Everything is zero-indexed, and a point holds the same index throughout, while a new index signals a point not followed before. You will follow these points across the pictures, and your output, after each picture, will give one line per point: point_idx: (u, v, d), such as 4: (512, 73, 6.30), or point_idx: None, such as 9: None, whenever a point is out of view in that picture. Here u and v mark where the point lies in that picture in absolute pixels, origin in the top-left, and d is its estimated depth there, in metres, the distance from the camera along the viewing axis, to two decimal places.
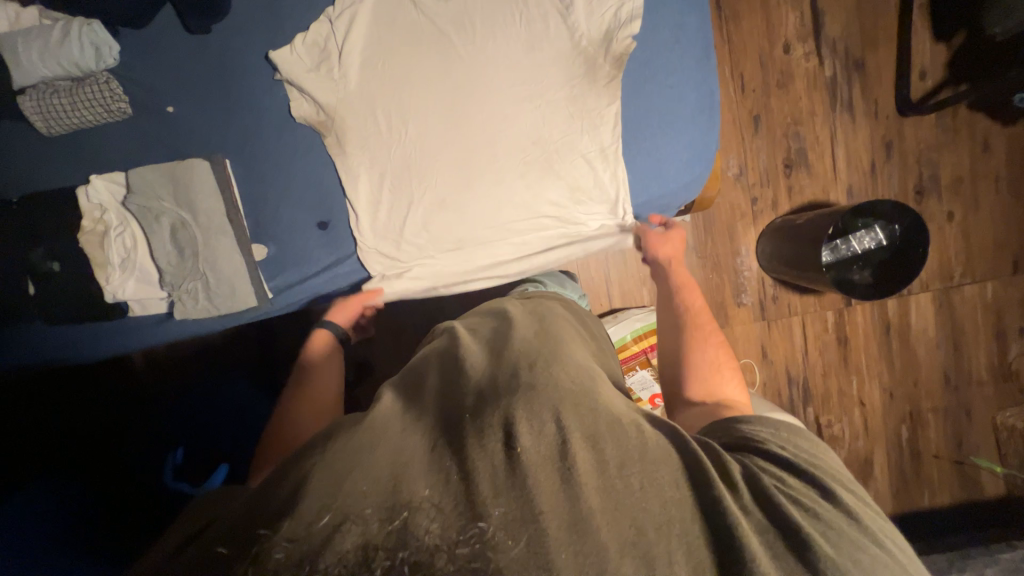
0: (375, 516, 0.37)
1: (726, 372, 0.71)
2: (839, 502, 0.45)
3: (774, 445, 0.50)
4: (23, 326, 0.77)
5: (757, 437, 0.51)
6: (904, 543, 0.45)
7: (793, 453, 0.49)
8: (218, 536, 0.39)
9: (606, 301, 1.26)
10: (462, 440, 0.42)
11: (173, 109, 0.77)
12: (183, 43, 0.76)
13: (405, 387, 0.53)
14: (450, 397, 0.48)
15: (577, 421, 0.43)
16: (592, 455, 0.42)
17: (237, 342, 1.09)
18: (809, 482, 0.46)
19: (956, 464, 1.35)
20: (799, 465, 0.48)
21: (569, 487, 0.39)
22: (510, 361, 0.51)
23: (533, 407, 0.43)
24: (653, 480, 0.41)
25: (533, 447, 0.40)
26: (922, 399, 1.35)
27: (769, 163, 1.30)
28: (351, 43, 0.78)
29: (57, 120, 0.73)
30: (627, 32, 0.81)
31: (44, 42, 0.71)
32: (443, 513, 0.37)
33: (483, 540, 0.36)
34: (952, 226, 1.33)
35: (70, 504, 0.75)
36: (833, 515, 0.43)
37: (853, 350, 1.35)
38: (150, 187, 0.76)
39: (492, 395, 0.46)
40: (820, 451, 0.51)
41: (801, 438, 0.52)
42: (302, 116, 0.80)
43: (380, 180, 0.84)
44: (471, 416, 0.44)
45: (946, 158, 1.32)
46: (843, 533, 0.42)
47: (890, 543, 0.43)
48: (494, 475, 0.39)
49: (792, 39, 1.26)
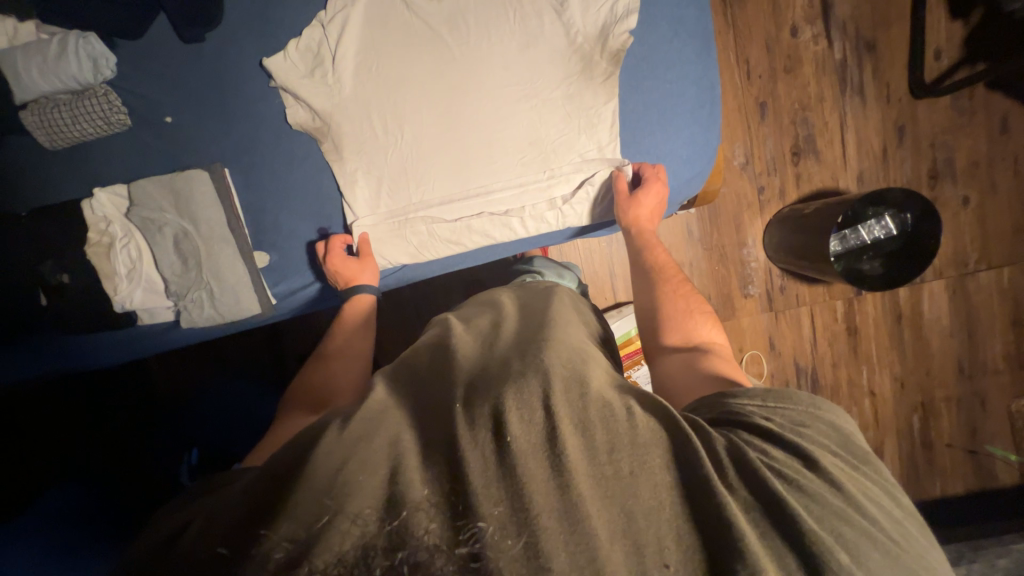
0: (373, 517, 0.36)
1: (702, 319, 0.71)
2: (825, 473, 0.42)
3: (760, 418, 0.46)
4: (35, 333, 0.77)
5: (742, 410, 0.47)
6: (894, 506, 0.43)
7: (781, 424, 0.46)
8: (215, 531, 0.38)
9: (611, 295, 1.25)
10: (454, 431, 0.40)
11: (172, 119, 0.78)
12: (178, 51, 0.76)
13: (398, 374, 0.52)
14: (438, 387, 0.47)
15: (567, 404, 0.42)
16: (583, 440, 0.40)
17: (247, 344, 1.12)
18: (799, 455, 0.43)
19: (970, 454, 1.34)
20: (788, 437, 0.44)
21: (560, 475, 0.38)
22: (501, 354, 0.51)
23: (523, 395, 0.42)
24: (644, 463, 0.40)
25: (522, 436, 0.39)
26: (935, 388, 1.33)
27: (776, 151, 1.27)
28: (343, 47, 0.77)
29: (60, 134, 0.74)
30: (624, 27, 0.79)
31: (43, 57, 0.70)
32: (440, 513, 0.36)
33: (482, 540, 0.35)
34: (968, 211, 1.29)
35: (74, 502, 0.76)
36: (820, 488, 0.41)
37: (864, 340, 1.33)
38: (152, 198, 0.77)
39: (482, 384, 0.45)
40: (811, 417, 0.47)
41: (790, 406, 0.48)
42: (297, 122, 0.80)
43: (377, 187, 0.84)
44: (462, 405, 0.43)
45: (962, 141, 1.28)
46: (831, 506, 0.40)
47: (878, 513, 0.41)
48: (486, 467, 0.38)
49: (800, 21, 1.22)
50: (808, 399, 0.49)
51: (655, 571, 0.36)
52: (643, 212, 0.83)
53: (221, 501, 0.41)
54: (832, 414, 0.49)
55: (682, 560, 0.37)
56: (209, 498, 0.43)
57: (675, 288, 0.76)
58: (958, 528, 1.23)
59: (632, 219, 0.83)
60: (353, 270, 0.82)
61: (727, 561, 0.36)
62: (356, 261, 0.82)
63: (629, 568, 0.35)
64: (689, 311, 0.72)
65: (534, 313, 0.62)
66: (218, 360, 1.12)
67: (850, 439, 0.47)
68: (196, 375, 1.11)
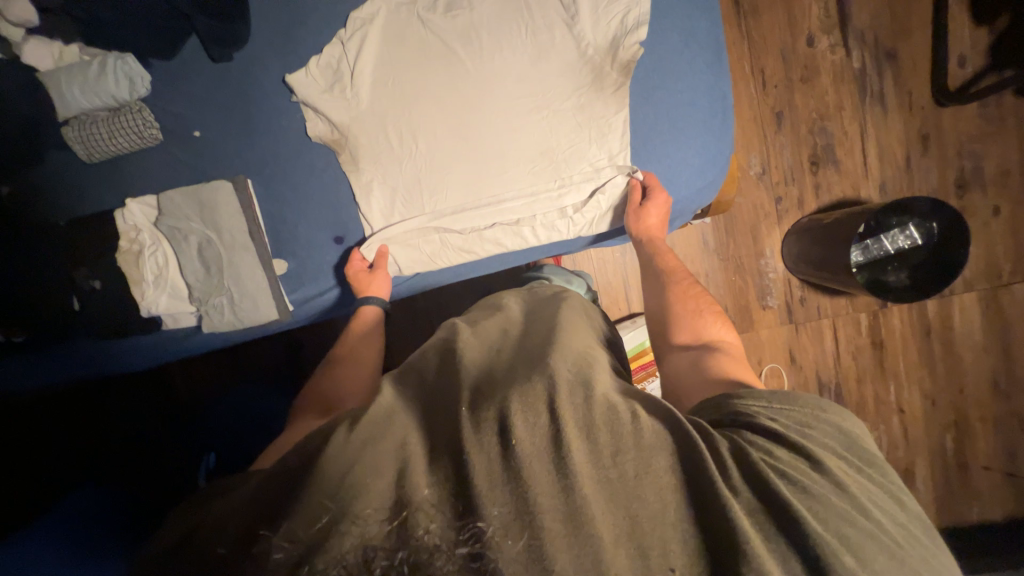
0: (375, 516, 0.36)
1: (711, 317, 0.70)
2: (830, 473, 0.40)
3: (765, 418, 0.44)
4: (67, 340, 0.81)
5: (746, 410, 0.46)
6: (899, 507, 0.41)
7: (787, 424, 0.44)
8: (222, 530, 0.39)
9: (625, 306, 1.24)
10: (459, 436, 0.40)
11: (199, 133, 0.82)
12: (207, 70, 0.81)
13: (407, 376, 0.53)
14: (444, 391, 0.48)
15: (571, 406, 0.42)
16: (587, 444, 0.40)
17: (266, 350, 1.15)
18: (804, 455, 0.41)
19: (1009, 477, 1.26)
20: (795, 439, 0.42)
21: (565, 478, 0.37)
22: (506, 359, 0.52)
23: (528, 398, 0.42)
24: (648, 467, 0.39)
25: (527, 439, 0.39)
26: (969, 406, 1.27)
27: (793, 161, 1.25)
28: (361, 63, 0.81)
29: (97, 148, 0.78)
30: (634, 38, 0.80)
31: (83, 77, 0.75)
32: (443, 513, 0.37)
33: (483, 540, 0.35)
34: (999, 221, 1.24)
35: (98, 502, 0.78)
36: (824, 489, 0.39)
37: (890, 354, 1.28)
38: (177, 208, 0.80)
39: (487, 390, 0.45)
40: (817, 418, 0.46)
41: (800, 407, 0.46)
42: (317, 135, 0.83)
43: (392, 197, 0.87)
44: (469, 409, 0.43)
45: (990, 149, 1.24)
46: (837, 509, 0.38)
47: (883, 516, 0.39)
48: (491, 470, 0.38)
49: (816, 31, 1.21)
50: (817, 401, 0.47)
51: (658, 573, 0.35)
52: (654, 220, 0.83)
53: (232, 501, 0.42)
54: (840, 415, 0.47)
55: (687, 564, 0.36)
56: (220, 503, 0.43)
57: (683, 290, 0.76)
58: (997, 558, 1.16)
59: (643, 233, 0.84)
60: (364, 281, 0.84)
61: (729, 562, 0.35)
62: (369, 272, 0.85)
63: (631, 569, 0.35)
64: (698, 311, 0.71)
65: (541, 317, 0.62)
66: (236, 367, 1.15)
67: (856, 439, 0.45)
68: (215, 380, 1.14)
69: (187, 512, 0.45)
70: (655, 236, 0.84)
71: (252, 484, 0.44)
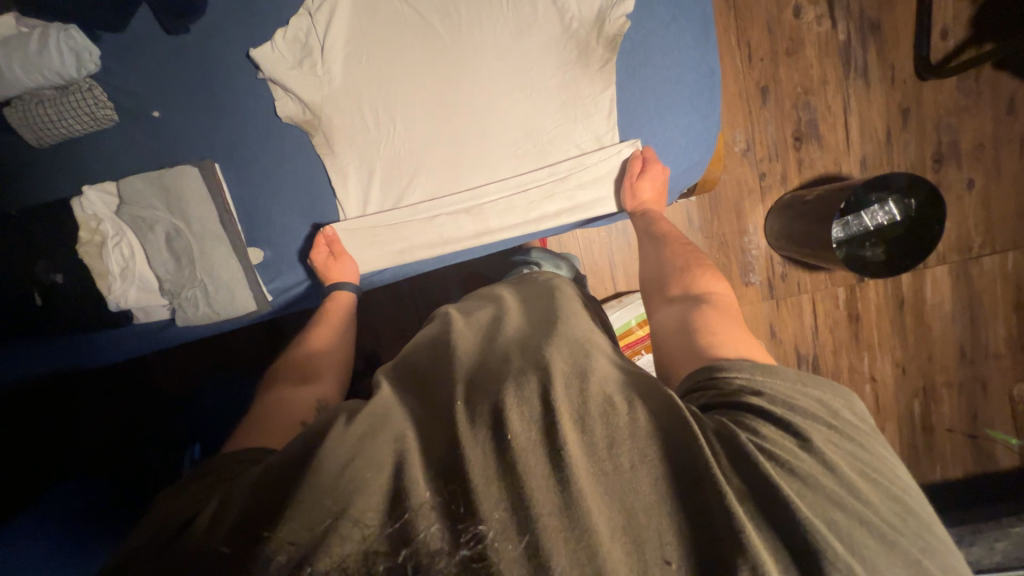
0: (375, 517, 0.36)
1: (698, 270, 0.71)
2: (817, 453, 0.41)
3: (750, 394, 0.45)
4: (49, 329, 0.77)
5: (733, 388, 0.46)
6: (889, 478, 0.42)
7: (773, 398, 0.45)
8: (219, 525, 0.38)
9: (611, 284, 1.24)
10: (455, 432, 0.40)
11: (159, 113, 0.76)
12: (163, 44, 0.75)
13: (400, 368, 0.52)
14: (436, 385, 0.47)
15: (566, 397, 0.41)
16: (582, 436, 0.39)
17: (246, 340, 1.12)
18: (793, 433, 0.42)
19: (970, 437, 1.34)
20: (783, 417, 0.43)
21: (560, 474, 0.37)
22: (501, 347, 0.51)
23: (524, 392, 0.42)
24: (644, 458, 0.39)
25: (522, 433, 0.39)
26: (937, 373, 1.33)
27: (777, 136, 1.24)
28: (332, 38, 0.76)
29: (46, 132, 0.72)
30: (621, 11, 0.77)
31: (23, 52, 0.68)
32: (442, 513, 0.36)
33: (484, 541, 0.35)
34: (972, 195, 1.27)
35: (84, 495, 0.77)
36: (813, 469, 0.40)
37: (865, 326, 1.32)
38: (141, 196, 0.76)
39: (481, 382, 0.44)
40: (801, 392, 0.46)
41: (786, 382, 0.47)
42: (288, 115, 0.78)
43: (369, 179, 0.83)
44: (464, 401, 0.42)
45: (967, 123, 1.25)
46: (823, 491, 0.39)
47: (873, 495, 0.40)
48: (486, 467, 0.38)
49: (803, 1, 1.19)
50: (801, 374, 0.48)
51: (655, 568, 0.35)
52: (646, 190, 0.83)
53: (230, 490, 0.42)
54: (821, 386, 0.47)
55: (682, 555, 0.36)
56: (219, 491, 0.43)
57: (674, 248, 0.78)
58: (957, 512, 1.23)
59: (637, 201, 0.85)
60: (326, 268, 0.81)
61: (722, 554, 0.35)
62: (331, 257, 0.82)
63: (629, 566, 0.35)
64: (686, 267, 0.73)
65: (538, 306, 0.62)
66: (218, 359, 1.11)
67: (847, 415, 0.46)
68: (196, 373, 1.10)
69: (171, 506, 0.44)
70: (648, 204, 0.85)
71: (247, 476, 0.43)
